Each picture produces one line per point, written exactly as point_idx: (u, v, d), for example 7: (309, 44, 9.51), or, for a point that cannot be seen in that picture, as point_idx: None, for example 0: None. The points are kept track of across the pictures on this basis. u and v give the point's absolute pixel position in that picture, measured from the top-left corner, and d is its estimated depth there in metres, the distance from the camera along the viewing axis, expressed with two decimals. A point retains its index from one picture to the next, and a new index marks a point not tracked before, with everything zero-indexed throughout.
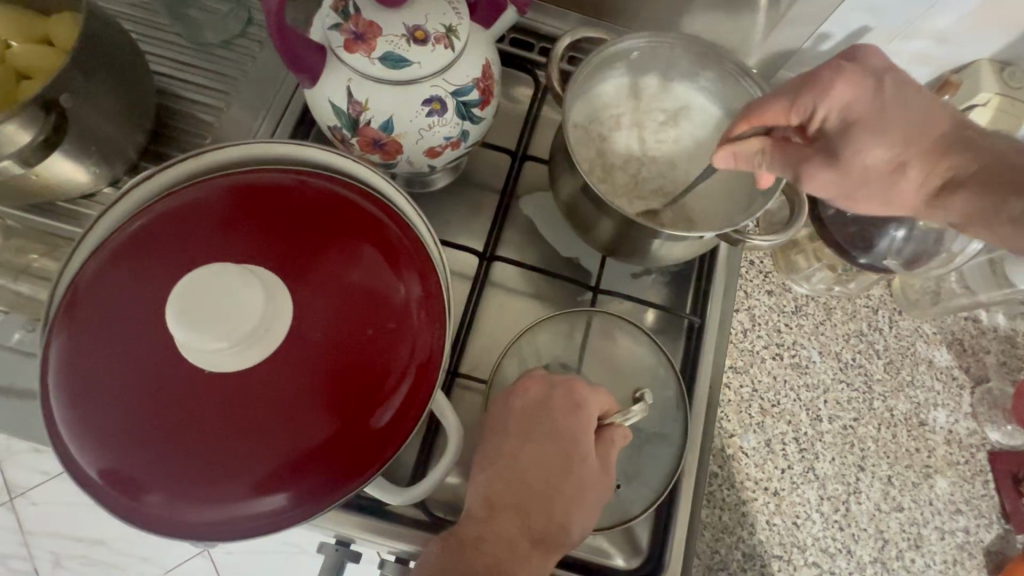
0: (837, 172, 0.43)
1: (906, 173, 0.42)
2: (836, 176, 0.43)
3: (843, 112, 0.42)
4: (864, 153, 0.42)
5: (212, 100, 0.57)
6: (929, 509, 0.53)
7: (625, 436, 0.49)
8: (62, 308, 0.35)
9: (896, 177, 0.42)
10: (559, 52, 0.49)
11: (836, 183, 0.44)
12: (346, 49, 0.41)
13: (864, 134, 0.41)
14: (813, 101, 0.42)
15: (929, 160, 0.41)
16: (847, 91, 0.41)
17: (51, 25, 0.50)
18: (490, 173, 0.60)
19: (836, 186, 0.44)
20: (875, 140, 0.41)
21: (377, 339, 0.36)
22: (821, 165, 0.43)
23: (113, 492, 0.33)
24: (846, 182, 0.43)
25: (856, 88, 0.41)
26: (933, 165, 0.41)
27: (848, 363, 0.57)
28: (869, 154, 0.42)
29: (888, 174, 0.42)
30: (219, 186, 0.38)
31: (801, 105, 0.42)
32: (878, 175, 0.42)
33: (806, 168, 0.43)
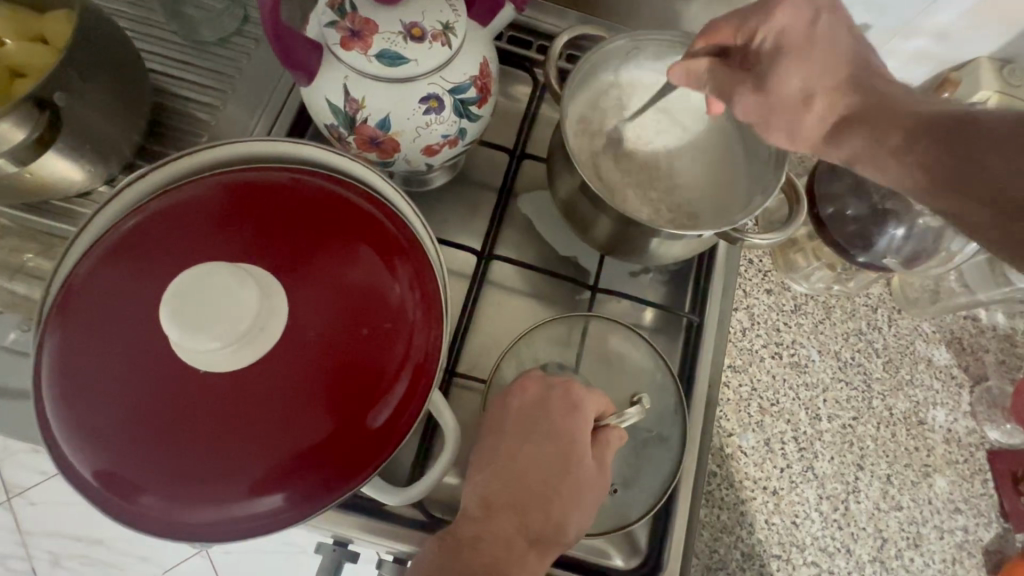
0: (761, 97, 0.45)
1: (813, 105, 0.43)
2: (760, 100, 0.46)
3: (784, 45, 0.44)
4: (784, 78, 0.44)
5: (209, 98, 0.57)
6: (928, 508, 0.53)
7: (621, 438, 0.48)
8: (56, 307, 0.35)
9: (803, 107, 0.43)
10: (557, 50, 0.48)
11: (758, 107, 0.46)
12: (343, 46, 0.41)
13: (790, 61, 0.44)
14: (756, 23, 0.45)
15: (836, 97, 0.42)
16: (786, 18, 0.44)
17: (46, 23, 0.50)
18: (488, 171, 0.60)
19: (758, 109, 0.46)
20: (797, 68, 0.43)
21: (374, 338, 0.36)
22: (748, 91, 0.46)
23: (108, 493, 0.33)
24: (766, 108, 0.46)
25: (802, 19, 0.44)
26: (836, 96, 0.42)
27: (847, 361, 0.57)
28: (788, 81, 0.44)
29: (798, 102, 0.43)
30: (214, 184, 0.38)
31: (746, 28, 0.46)
32: (790, 102, 0.44)
33: (735, 94, 0.47)
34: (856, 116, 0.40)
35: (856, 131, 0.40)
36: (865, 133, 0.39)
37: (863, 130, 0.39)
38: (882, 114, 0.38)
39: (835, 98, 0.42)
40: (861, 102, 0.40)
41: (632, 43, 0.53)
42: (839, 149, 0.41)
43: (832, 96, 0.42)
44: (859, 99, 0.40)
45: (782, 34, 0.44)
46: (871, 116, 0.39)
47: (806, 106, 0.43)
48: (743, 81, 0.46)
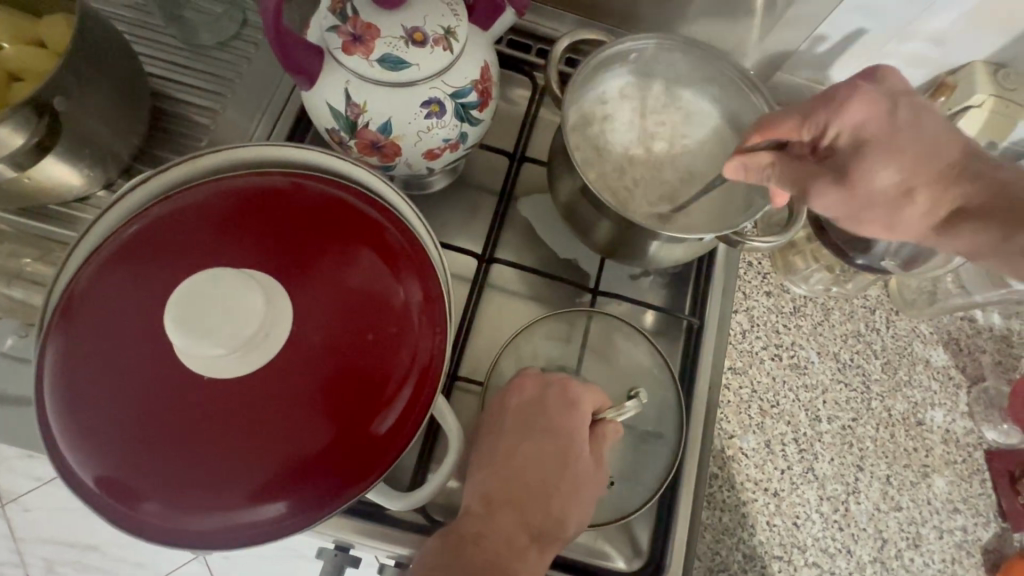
0: (843, 193, 0.43)
1: (913, 198, 0.42)
2: (839, 194, 0.43)
3: (858, 130, 0.42)
4: (875, 175, 0.42)
5: (208, 102, 0.57)
6: (927, 508, 0.53)
7: (616, 431, 0.49)
8: (57, 313, 0.35)
9: (902, 201, 0.42)
10: (557, 54, 0.48)
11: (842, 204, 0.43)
12: (344, 51, 0.41)
13: (876, 152, 0.42)
14: (827, 117, 0.42)
15: (939, 187, 0.41)
16: (862, 110, 0.42)
17: (45, 27, 0.49)
18: (488, 175, 0.60)
19: (844, 205, 0.43)
20: (887, 162, 0.42)
21: (378, 344, 0.36)
22: (829, 185, 0.43)
23: (111, 500, 0.33)
24: (853, 203, 0.43)
25: (876, 112, 0.42)
26: (942, 190, 0.41)
27: (846, 363, 0.57)
28: (878, 176, 0.42)
29: (895, 197, 0.42)
30: (216, 190, 0.38)
31: (813, 121, 0.43)
32: (886, 197, 0.42)
33: (814, 186, 0.43)
34: (971, 208, 0.41)
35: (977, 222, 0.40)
36: (991, 227, 0.40)
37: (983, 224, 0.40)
38: (997, 207, 0.40)
39: (936, 190, 0.41)
40: (973, 191, 0.41)
41: (631, 45, 0.52)
42: (954, 241, 0.42)
43: (932, 189, 0.41)
44: (966, 183, 0.41)
45: (861, 127, 0.42)
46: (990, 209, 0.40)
47: (905, 192, 0.42)
48: (818, 173, 0.43)
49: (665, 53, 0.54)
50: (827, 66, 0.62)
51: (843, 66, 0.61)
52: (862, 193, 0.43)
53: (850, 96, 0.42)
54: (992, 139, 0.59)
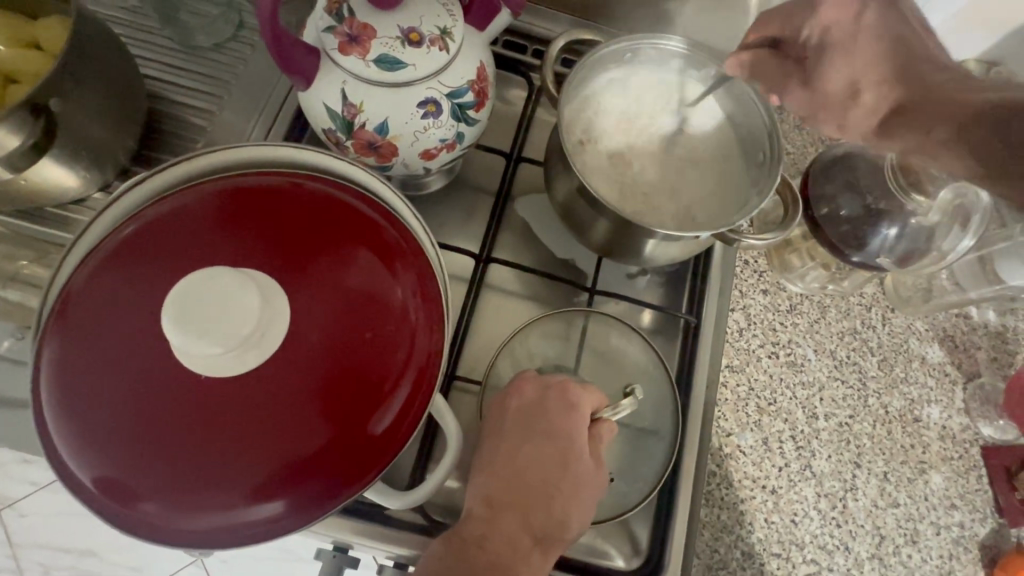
0: (807, 93, 0.48)
1: (861, 97, 0.44)
2: (805, 95, 0.48)
3: (825, 33, 0.45)
4: (830, 74, 0.45)
5: (205, 104, 0.57)
6: (924, 505, 0.53)
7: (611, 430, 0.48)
8: (54, 314, 0.35)
9: (849, 100, 0.44)
10: (553, 53, 0.49)
11: (805, 102, 0.48)
12: (341, 51, 0.41)
13: (837, 56, 0.44)
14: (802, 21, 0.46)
15: (881, 86, 0.42)
16: (833, 14, 0.44)
17: (40, 29, 0.49)
18: (485, 175, 0.60)
19: (806, 103, 0.48)
20: (843, 64, 0.44)
21: (376, 343, 0.36)
22: (796, 86, 0.48)
23: (108, 500, 0.33)
24: (813, 103, 0.47)
25: (849, 16, 0.43)
26: (883, 88, 0.42)
27: (843, 360, 0.57)
28: (833, 77, 0.45)
29: (845, 98, 0.45)
30: (214, 190, 0.38)
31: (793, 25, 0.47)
32: (838, 98, 0.45)
33: (784, 87, 0.49)
34: (907, 107, 0.40)
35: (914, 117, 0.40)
36: (913, 127, 0.39)
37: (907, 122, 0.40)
38: (929, 105, 0.39)
39: (881, 90, 0.42)
40: (910, 91, 0.40)
41: (628, 46, 0.53)
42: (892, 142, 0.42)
43: (879, 89, 0.42)
44: (899, 85, 0.41)
45: (828, 30, 0.45)
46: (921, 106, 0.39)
47: (852, 96, 0.44)
48: (788, 77, 0.48)
49: (661, 52, 0.54)
50: None
51: None
52: (819, 90, 0.47)
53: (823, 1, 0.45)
54: None
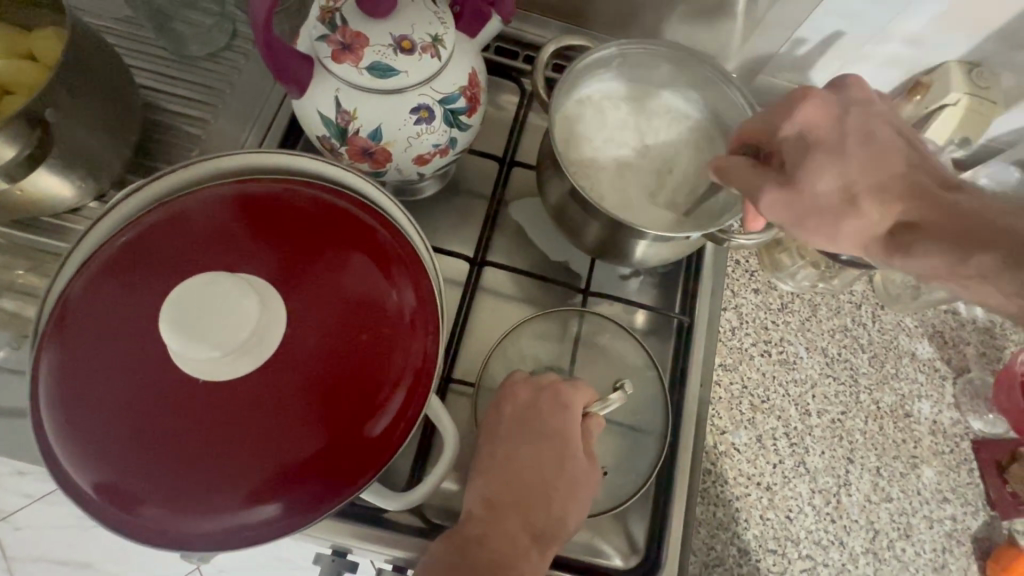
0: (789, 194, 0.41)
1: (858, 207, 0.39)
2: (787, 196, 0.41)
3: (806, 132, 0.41)
4: (823, 182, 0.40)
5: (199, 113, 0.57)
6: (917, 499, 0.54)
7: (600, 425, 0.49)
8: (53, 322, 0.35)
9: (848, 208, 0.39)
10: (544, 60, 0.49)
11: (784, 205, 0.41)
12: (334, 59, 0.42)
13: (821, 157, 0.40)
14: (781, 120, 0.43)
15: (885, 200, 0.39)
16: (813, 114, 0.42)
17: (36, 40, 0.50)
18: (478, 180, 0.61)
19: (787, 211, 0.41)
20: (831, 165, 0.40)
21: (372, 345, 0.37)
22: (775, 186, 0.41)
23: (107, 505, 0.33)
24: (797, 208, 0.41)
25: (826, 120, 0.42)
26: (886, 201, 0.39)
27: (834, 357, 0.58)
28: (822, 179, 0.40)
29: (840, 206, 0.39)
30: (210, 197, 0.38)
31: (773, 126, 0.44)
32: (829, 205, 0.40)
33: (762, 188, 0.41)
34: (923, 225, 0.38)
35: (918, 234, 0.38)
36: (945, 248, 0.37)
37: (925, 239, 0.37)
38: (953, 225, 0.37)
39: (884, 202, 0.39)
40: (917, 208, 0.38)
41: (617, 50, 0.53)
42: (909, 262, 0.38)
43: (880, 199, 0.39)
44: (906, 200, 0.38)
45: (810, 129, 0.42)
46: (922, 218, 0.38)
47: (850, 207, 0.39)
48: (763, 177, 0.42)
49: (650, 57, 0.55)
50: (808, 68, 0.64)
51: (822, 67, 0.63)
52: (804, 193, 0.40)
53: (801, 103, 0.42)
54: (967, 136, 0.61)
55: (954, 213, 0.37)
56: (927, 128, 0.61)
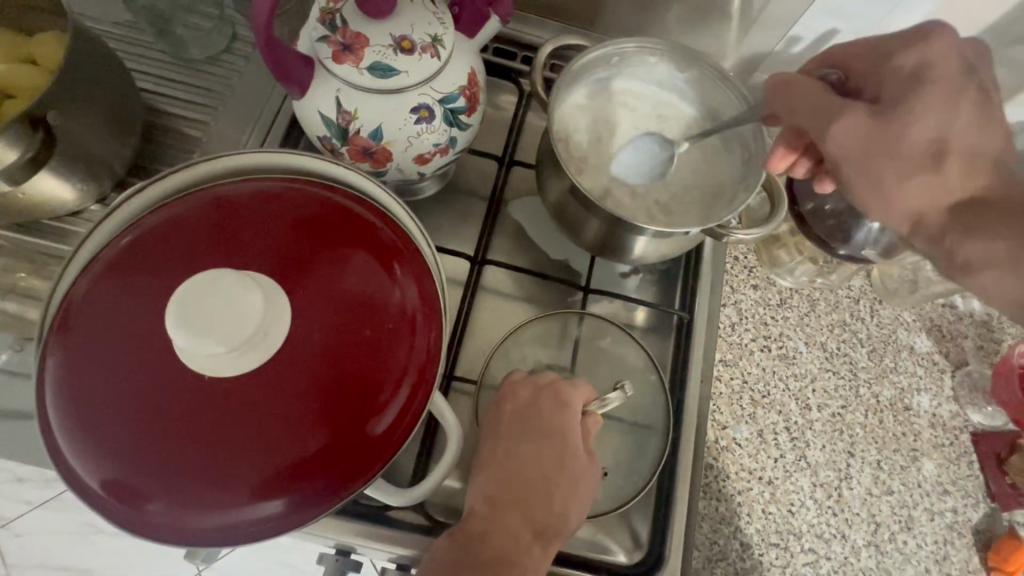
0: (874, 123, 0.41)
1: (931, 160, 0.41)
2: (870, 126, 0.41)
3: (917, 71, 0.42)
4: (913, 129, 0.41)
5: (200, 116, 0.58)
6: (918, 491, 0.54)
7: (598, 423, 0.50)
8: (58, 322, 0.35)
9: (926, 161, 0.41)
10: (542, 59, 0.50)
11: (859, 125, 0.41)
12: (334, 59, 0.42)
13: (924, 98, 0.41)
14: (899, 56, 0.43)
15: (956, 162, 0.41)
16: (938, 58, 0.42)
17: (37, 45, 0.50)
18: (478, 180, 0.62)
19: (857, 143, 0.42)
20: (932, 110, 0.41)
21: (375, 342, 0.37)
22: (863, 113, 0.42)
23: (114, 503, 0.33)
24: (871, 137, 0.41)
25: (951, 69, 0.42)
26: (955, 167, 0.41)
27: (833, 351, 0.58)
28: (914, 119, 0.41)
29: (917, 156, 0.41)
30: (213, 196, 0.39)
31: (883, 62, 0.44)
32: (910, 152, 0.41)
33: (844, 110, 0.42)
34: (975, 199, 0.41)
35: (985, 219, 0.40)
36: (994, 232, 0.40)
37: (989, 221, 0.40)
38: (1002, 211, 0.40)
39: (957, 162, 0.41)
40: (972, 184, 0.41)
41: (614, 49, 0.54)
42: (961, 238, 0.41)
43: (954, 161, 0.41)
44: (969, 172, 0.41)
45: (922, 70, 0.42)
46: (988, 203, 0.41)
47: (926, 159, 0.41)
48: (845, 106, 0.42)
49: (647, 56, 0.55)
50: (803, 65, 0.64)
51: None
52: (893, 127, 0.41)
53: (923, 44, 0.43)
54: None
55: (1015, 210, 0.40)
56: None
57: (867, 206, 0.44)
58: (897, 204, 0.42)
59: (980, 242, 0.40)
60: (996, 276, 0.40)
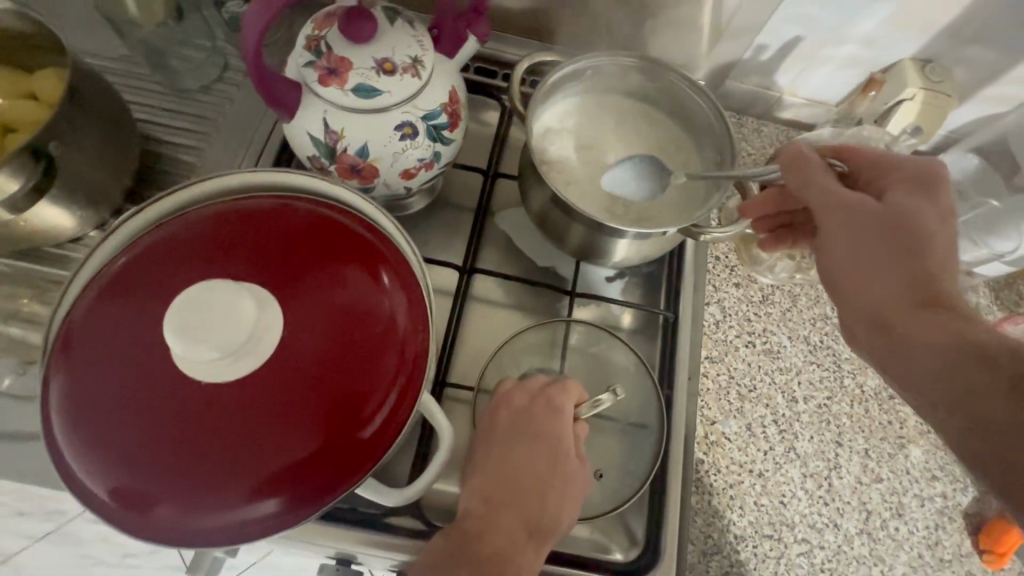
0: (854, 211, 0.43)
1: (880, 252, 0.41)
2: (850, 212, 0.43)
3: (903, 185, 0.44)
4: (897, 230, 0.41)
5: (195, 142, 0.60)
6: (907, 478, 0.55)
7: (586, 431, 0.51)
8: (64, 338, 0.37)
9: (873, 256, 0.41)
10: (518, 76, 0.52)
11: (842, 207, 0.43)
12: (320, 83, 0.44)
13: (905, 204, 0.42)
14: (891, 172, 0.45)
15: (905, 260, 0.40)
16: (927, 180, 0.44)
17: (38, 81, 0.52)
18: (465, 193, 0.64)
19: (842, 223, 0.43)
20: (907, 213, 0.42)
21: (365, 345, 0.38)
22: (851, 198, 0.43)
23: (122, 509, 0.34)
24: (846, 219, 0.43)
25: (935, 193, 0.43)
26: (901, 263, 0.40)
27: (816, 344, 0.60)
28: (883, 212, 0.42)
29: (871, 250, 0.42)
30: (209, 214, 0.40)
31: (877, 172, 0.46)
32: (868, 244, 0.42)
33: (832, 191, 0.44)
34: (921, 298, 0.39)
35: (928, 316, 0.38)
36: (923, 326, 0.38)
37: (932, 319, 0.38)
38: (940, 318, 0.38)
39: (907, 260, 0.40)
40: (919, 284, 0.39)
41: (587, 64, 0.56)
42: (901, 327, 0.39)
43: (904, 259, 0.40)
44: (915, 269, 0.40)
45: (909, 185, 0.44)
46: (943, 310, 0.38)
47: (875, 252, 0.41)
48: (829, 188, 0.44)
49: (621, 70, 0.58)
50: (772, 72, 0.68)
51: (784, 72, 0.67)
52: (872, 219, 0.42)
53: (921, 167, 0.44)
54: (919, 126, 0.63)
55: (969, 320, 0.37)
56: (888, 122, 0.65)
57: (832, 294, 0.44)
58: (850, 295, 0.43)
59: (918, 333, 0.38)
60: (924, 363, 0.37)
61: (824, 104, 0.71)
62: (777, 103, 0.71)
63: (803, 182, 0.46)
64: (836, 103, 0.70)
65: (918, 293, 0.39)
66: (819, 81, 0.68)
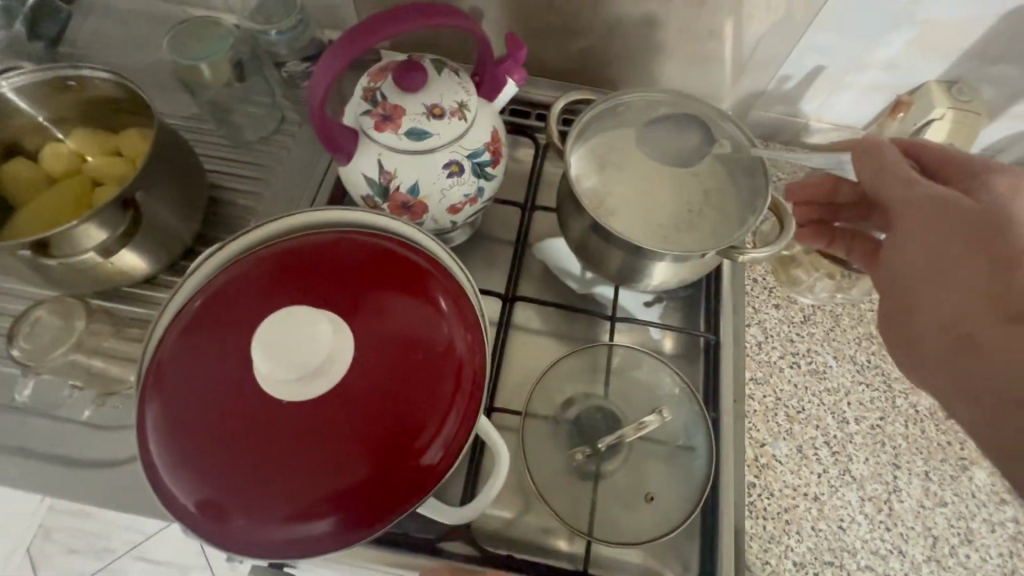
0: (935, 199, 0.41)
1: (960, 253, 0.38)
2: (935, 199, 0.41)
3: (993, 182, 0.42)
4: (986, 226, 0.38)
5: (255, 188, 0.65)
6: (973, 502, 0.53)
7: None
8: (155, 363, 0.40)
9: (953, 255, 0.39)
10: (557, 112, 0.56)
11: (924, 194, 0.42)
12: (376, 128, 0.49)
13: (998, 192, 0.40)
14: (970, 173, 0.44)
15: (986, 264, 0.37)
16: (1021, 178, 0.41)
17: (123, 140, 0.59)
18: (504, 226, 0.67)
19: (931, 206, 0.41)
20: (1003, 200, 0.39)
21: (426, 367, 0.40)
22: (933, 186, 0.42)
23: (207, 522, 0.36)
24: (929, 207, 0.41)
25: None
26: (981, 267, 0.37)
27: (864, 364, 0.59)
28: (965, 205, 0.40)
29: (950, 245, 0.39)
30: (281, 249, 0.44)
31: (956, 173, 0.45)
32: (949, 236, 0.39)
33: (912, 177, 0.44)
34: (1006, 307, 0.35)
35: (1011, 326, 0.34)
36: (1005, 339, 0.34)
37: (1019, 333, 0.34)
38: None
39: (989, 262, 0.37)
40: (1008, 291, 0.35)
41: (615, 101, 0.61)
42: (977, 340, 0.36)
43: (984, 263, 0.37)
44: (997, 275, 0.36)
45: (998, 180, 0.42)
46: None
47: (952, 248, 0.39)
48: (908, 179, 0.44)
49: (652, 106, 0.62)
50: (796, 100, 0.70)
51: (809, 99, 0.70)
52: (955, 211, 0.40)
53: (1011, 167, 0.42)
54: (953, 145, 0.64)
55: None
56: None
57: (901, 298, 0.42)
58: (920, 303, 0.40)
59: (999, 346, 0.34)
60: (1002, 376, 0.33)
61: (852, 128, 0.72)
62: (803, 129, 0.74)
63: (878, 170, 0.46)
64: (863, 126, 0.72)
65: (1003, 299, 0.36)
66: (844, 105, 0.70)
